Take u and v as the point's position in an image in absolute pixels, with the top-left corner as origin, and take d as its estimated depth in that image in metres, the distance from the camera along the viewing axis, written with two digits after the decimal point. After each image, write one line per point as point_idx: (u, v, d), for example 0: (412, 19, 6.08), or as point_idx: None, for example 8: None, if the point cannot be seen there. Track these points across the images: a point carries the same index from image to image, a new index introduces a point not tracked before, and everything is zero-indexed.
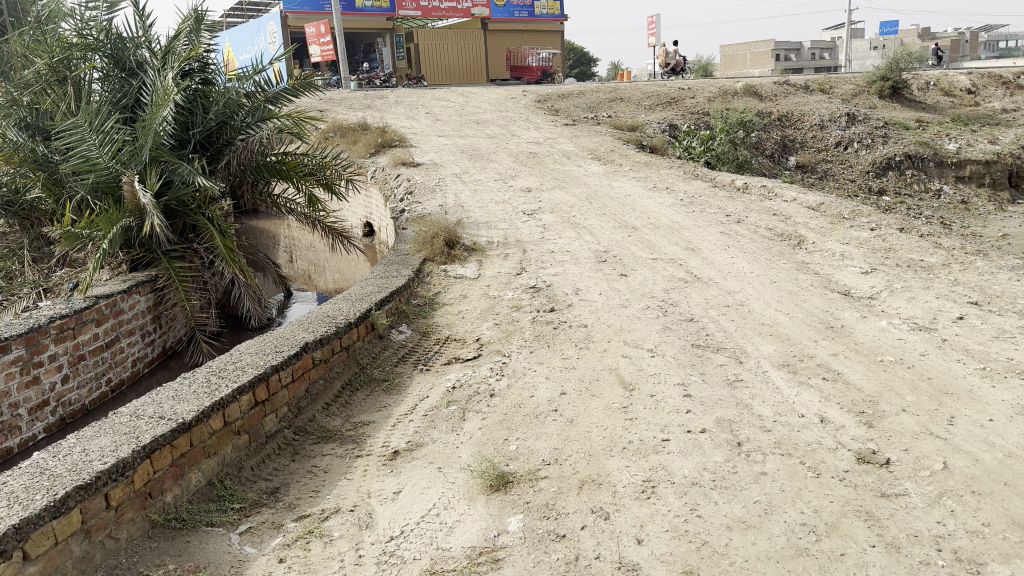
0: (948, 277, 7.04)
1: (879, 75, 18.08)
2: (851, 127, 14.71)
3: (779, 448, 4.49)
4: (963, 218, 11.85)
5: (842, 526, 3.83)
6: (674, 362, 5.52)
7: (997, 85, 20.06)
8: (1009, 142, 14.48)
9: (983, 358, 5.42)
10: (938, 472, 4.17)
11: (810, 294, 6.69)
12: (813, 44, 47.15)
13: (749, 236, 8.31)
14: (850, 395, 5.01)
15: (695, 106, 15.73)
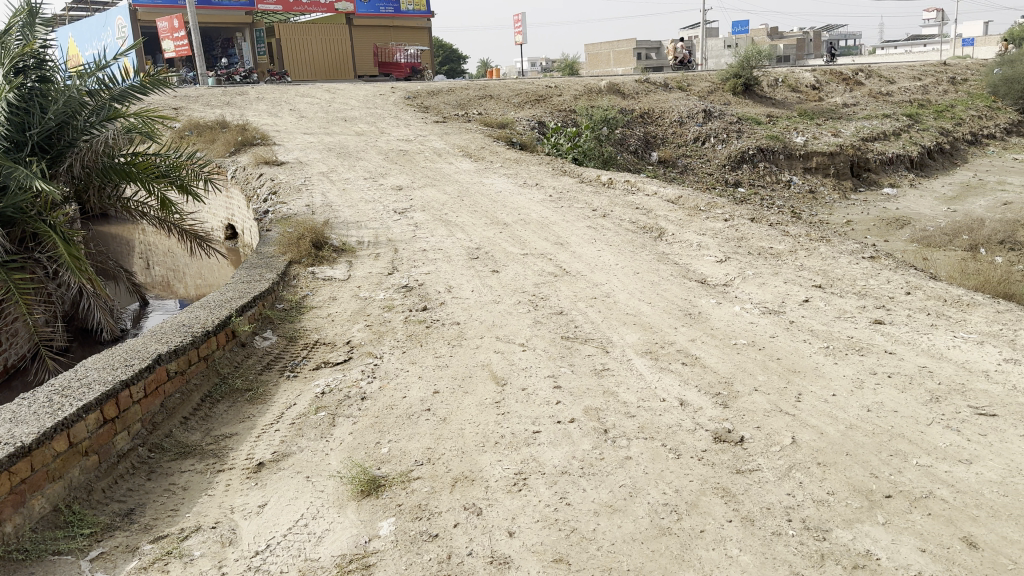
0: (794, 262, 7.52)
1: (731, 73, 19.03)
2: (707, 123, 15.40)
3: (643, 432, 4.64)
4: (812, 207, 12.72)
5: (701, 503, 3.99)
6: (543, 355, 5.60)
7: (837, 81, 21.55)
8: (849, 135, 15.61)
9: (826, 337, 5.81)
10: (787, 447, 4.42)
11: (671, 284, 6.97)
12: (674, 43, 48.96)
13: (613, 229, 8.56)
14: (707, 378, 5.24)
15: (561, 103, 16.04)
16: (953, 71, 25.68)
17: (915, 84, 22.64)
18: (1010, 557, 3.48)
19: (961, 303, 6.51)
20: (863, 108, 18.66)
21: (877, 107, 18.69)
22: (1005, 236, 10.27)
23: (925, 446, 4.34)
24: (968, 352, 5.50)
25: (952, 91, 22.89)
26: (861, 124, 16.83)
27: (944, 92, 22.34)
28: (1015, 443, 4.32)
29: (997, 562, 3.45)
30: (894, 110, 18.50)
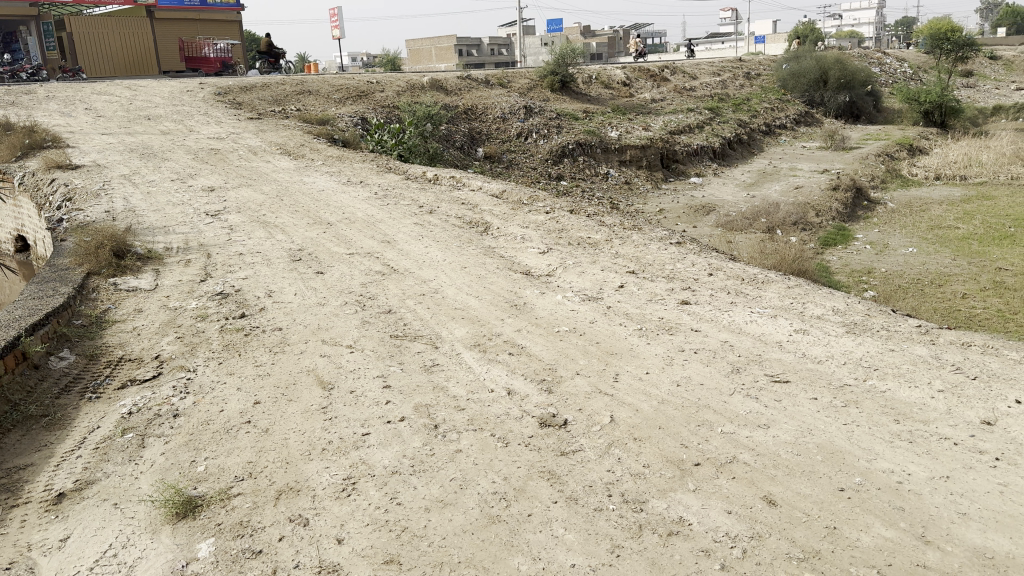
0: (611, 250, 7.92)
1: (548, 70, 19.66)
2: (528, 119, 15.79)
3: (472, 424, 4.71)
4: (628, 198, 13.44)
5: (528, 489, 4.11)
6: (371, 355, 5.55)
7: (646, 78, 22.81)
8: (659, 129, 16.61)
9: (640, 319, 6.16)
10: (607, 426, 4.65)
11: (497, 276, 7.11)
12: (494, 38, 49.62)
13: (439, 224, 8.61)
14: (532, 366, 5.41)
15: (383, 99, 15.88)
16: (746, 66, 27.90)
17: (715, 79, 24.41)
18: (803, 510, 3.83)
19: (757, 281, 7.14)
20: (670, 102, 19.89)
21: (682, 102, 19.97)
22: (794, 218, 11.37)
23: (729, 414, 4.71)
24: (763, 325, 6.03)
25: (747, 86, 24.89)
26: (669, 117, 17.96)
27: (740, 87, 24.26)
28: (805, 405, 4.78)
29: (792, 515, 3.80)
30: (697, 104, 19.86)
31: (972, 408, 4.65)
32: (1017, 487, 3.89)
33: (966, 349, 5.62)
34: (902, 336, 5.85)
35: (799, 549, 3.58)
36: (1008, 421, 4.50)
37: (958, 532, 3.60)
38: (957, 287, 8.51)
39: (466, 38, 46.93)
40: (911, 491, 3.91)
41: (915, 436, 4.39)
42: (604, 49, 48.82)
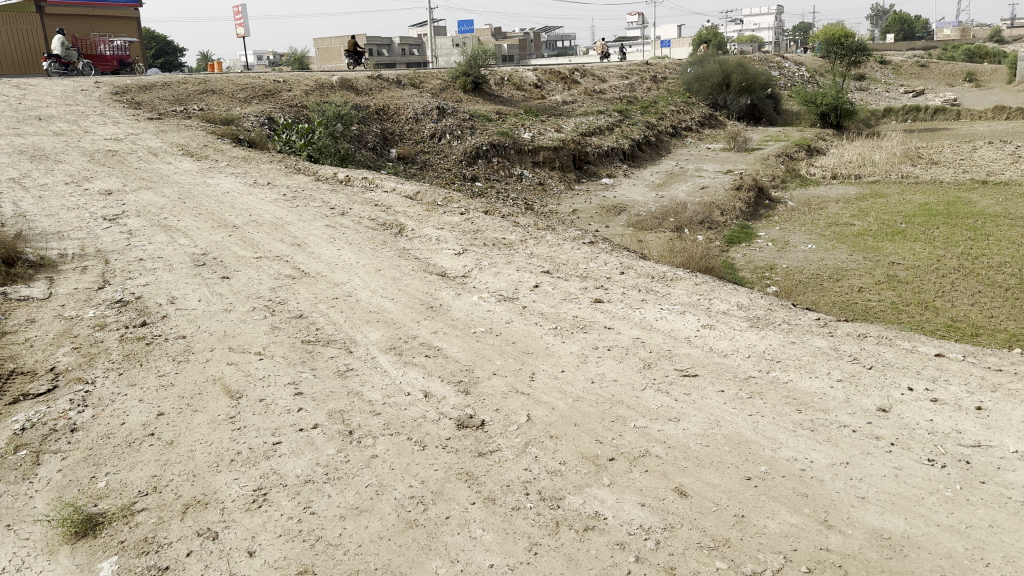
0: (525, 251, 7.98)
1: (460, 71, 19.64)
2: (442, 120, 15.72)
3: (388, 429, 4.67)
4: (543, 199, 13.58)
5: (445, 491, 4.10)
6: (282, 362, 5.42)
7: (557, 80, 23.08)
8: (570, 130, 16.84)
9: (555, 318, 6.23)
10: (523, 425, 4.68)
11: (412, 278, 7.06)
12: (405, 39, 49.17)
13: (352, 227, 8.48)
14: (448, 368, 5.40)
15: (291, 99, 15.52)
16: (653, 70, 28.58)
17: (623, 83, 24.91)
18: (713, 500, 3.96)
19: (667, 278, 7.35)
20: (581, 104, 20.19)
21: (593, 104, 20.31)
22: (702, 217, 11.74)
23: (641, 409, 4.82)
24: (673, 321, 6.20)
25: (655, 89, 25.51)
26: (580, 119, 18.24)
27: (648, 90, 24.84)
28: (713, 398, 4.94)
29: (703, 505, 3.92)
30: (607, 107, 20.23)
31: (868, 397, 4.91)
32: (910, 470, 4.11)
33: (862, 340, 5.93)
34: (803, 329, 6.13)
35: (710, 538, 3.69)
36: (901, 407, 4.77)
37: (857, 514, 3.78)
38: (854, 281, 8.97)
39: (376, 38, 46.27)
40: (814, 478, 4.09)
41: (817, 424, 4.60)
42: (516, 51, 49.06)
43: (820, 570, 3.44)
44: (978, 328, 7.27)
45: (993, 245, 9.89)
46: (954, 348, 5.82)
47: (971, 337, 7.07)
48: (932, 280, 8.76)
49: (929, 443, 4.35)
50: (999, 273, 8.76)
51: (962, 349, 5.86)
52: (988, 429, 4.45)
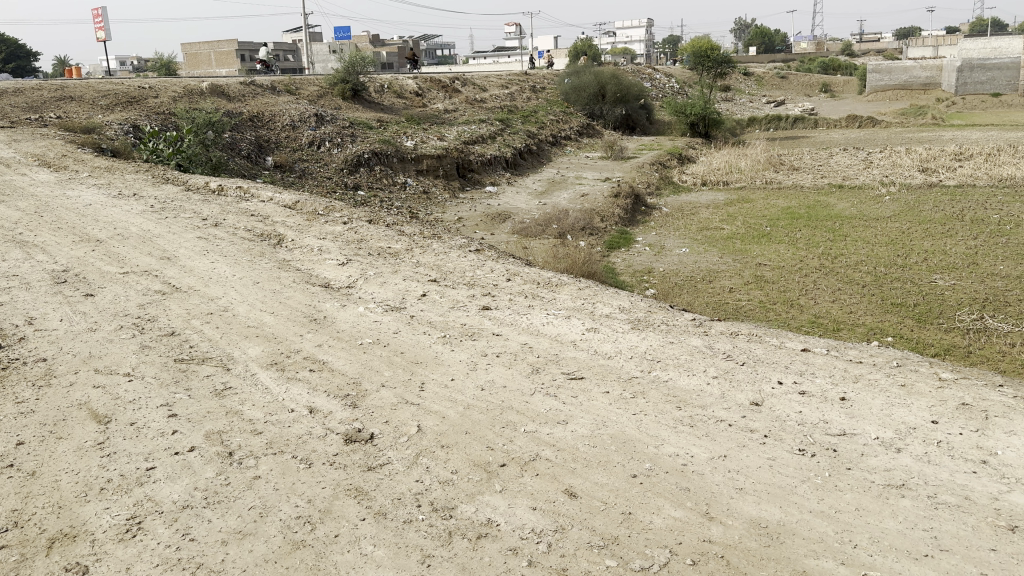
0: (411, 260, 7.92)
1: (338, 78, 19.28)
2: (320, 127, 15.37)
3: (271, 448, 4.50)
4: (427, 208, 13.52)
5: (334, 508, 4.00)
6: (154, 382, 5.13)
7: (437, 88, 23.06)
8: (452, 139, 16.87)
9: (442, 327, 6.22)
10: (414, 436, 4.64)
11: (293, 290, 6.86)
12: (279, 45, 47.79)
13: (227, 239, 8.14)
14: (335, 381, 5.27)
15: (158, 106, 14.75)
16: (532, 79, 29.06)
17: (503, 91, 25.19)
18: (601, 499, 4.05)
19: (551, 284, 7.48)
20: (462, 113, 20.26)
21: (473, 113, 20.42)
22: (583, 223, 12.04)
23: (531, 414, 4.88)
24: (558, 326, 6.32)
25: (533, 98, 25.91)
26: (462, 127, 18.30)
27: (527, 99, 25.23)
28: (598, 399, 5.06)
29: (592, 505, 4.00)
30: (488, 115, 20.39)
31: (742, 391, 5.18)
32: (783, 460, 4.36)
33: (734, 338, 6.26)
34: (681, 329, 6.40)
35: (600, 537, 3.77)
36: (772, 400, 5.06)
37: (736, 505, 3.97)
38: (725, 282, 9.44)
39: (247, 43, 44.66)
40: (695, 472, 4.27)
41: (696, 420, 4.80)
42: (395, 58, 48.53)
43: (704, 561, 3.59)
44: (838, 323, 7.81)
45: (849, 245, 10.66)
46: (818, 343, 6.24)
47: (832, 332, 7.59)
48: (796, 280, 9.34)
49: (799, 433, 4.63)
50: (855, 271, 9.45)
51: (825, 343, 6.29)
52: (851, 418, 4.79)
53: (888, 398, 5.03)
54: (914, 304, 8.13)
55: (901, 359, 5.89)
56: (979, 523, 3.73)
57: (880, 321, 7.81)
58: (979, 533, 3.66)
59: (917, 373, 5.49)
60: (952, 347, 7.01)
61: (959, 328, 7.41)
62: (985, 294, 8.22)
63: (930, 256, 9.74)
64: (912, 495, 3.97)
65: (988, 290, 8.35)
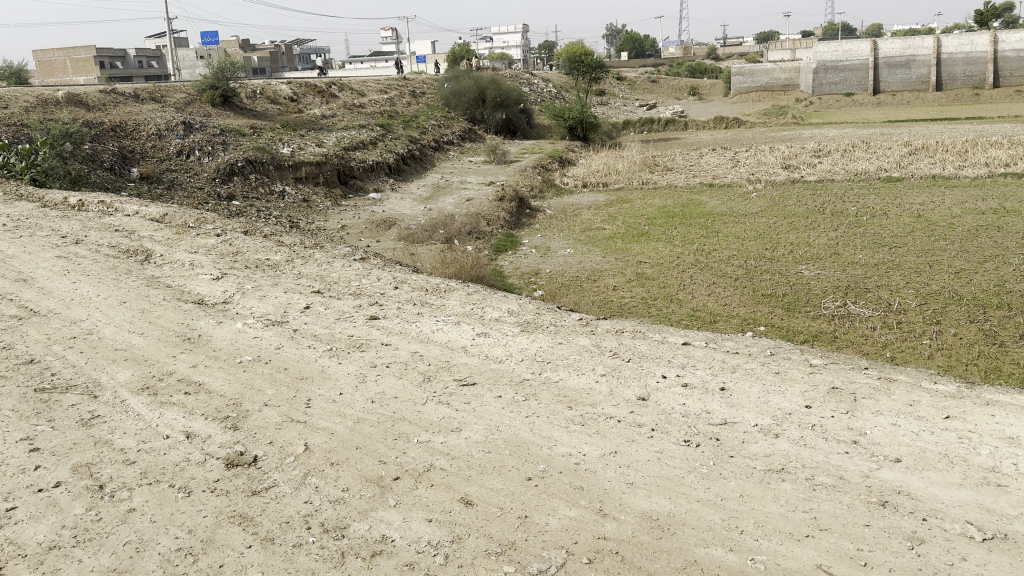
0: (292, 271, 7.63)
1: (207, 84, 18.43)
2: (189, 136, 14.62)
3: (146, 478, 4.20)
4: (308, 217, 13.10)
5: (218, 537, 3.77)
6: (10, 416, 4.68)
7: (313, 93, 22.44)
8: (331, 145, 16.45)
9: (328, 339, 6.01)
10: (301, 455, 4.44)
11: (165, 309, 6.46)
12: (141, 51, 45.28)
13: (90, 257, 7.58)
14: (213, 404, 4.98)
15: (6, 116, 13.61)
16: (411, 84, 28.74)
17: (382, 96, 24.82)
18: (497, 505, 4.01)
19: (439, 290, 7.39)
20: (340, 118, 19.80)
21: (352, 118, 20.00)
22: (469, 227, 12.00)
23: (423, 424, 4.77)
24: (448, 332, 6.24)
25: (413, 102, 25.62)
26: (341, 133, 17.88)
27: (407, 104, 24.95)
28: (491, 404, 5.02)
29: (488, 512, 3.95)
30: (368, 120, 20.04)
31: (629, 387, 5.27)
32: (670, 452, 4.46)
33: (620, 335, 6.37)
34: (569, 329, 6.46)
35: (497, 544, 3.73)
36: (658, 394, 5.18)
37: (628, 500, 4.02)
38: (609, 281, 9.65)
39: (106, 49, 42.07)
40: (587, 470, 4.30)
41: (586, 419, 4.84)
42: (267, 63, 46.87)
43: (600, 559, 3.61)
44: (714, 316, 8.12)
45: (721, 241, 11.12)
46: (698, 336, 6.45)
47: (710, 324, 7.88)
48: (674, 276, 9.66)
49: (684, 425, 4.76)
50: (727, 265, 9.88)
51: (704, 336, 6.50)
52: (732, 407, 4.96)
53: (764, 386, 5.26)
54: (783, 294, 8.56)
55: (775, 348, 6.17)
56: (853, 501, 3.93)
57: (753, 311, 8.18)
58: (853, 510, 3.86)
59: (789, 361, 5.77)
60: (819, 333, 7.42)
61: (824, 315, 7.86)
62: (847, 282, 8.76)
63: (796, 249, 10.30)
64: (791, 478, 4.15)
65: (849, 278, 8.90)
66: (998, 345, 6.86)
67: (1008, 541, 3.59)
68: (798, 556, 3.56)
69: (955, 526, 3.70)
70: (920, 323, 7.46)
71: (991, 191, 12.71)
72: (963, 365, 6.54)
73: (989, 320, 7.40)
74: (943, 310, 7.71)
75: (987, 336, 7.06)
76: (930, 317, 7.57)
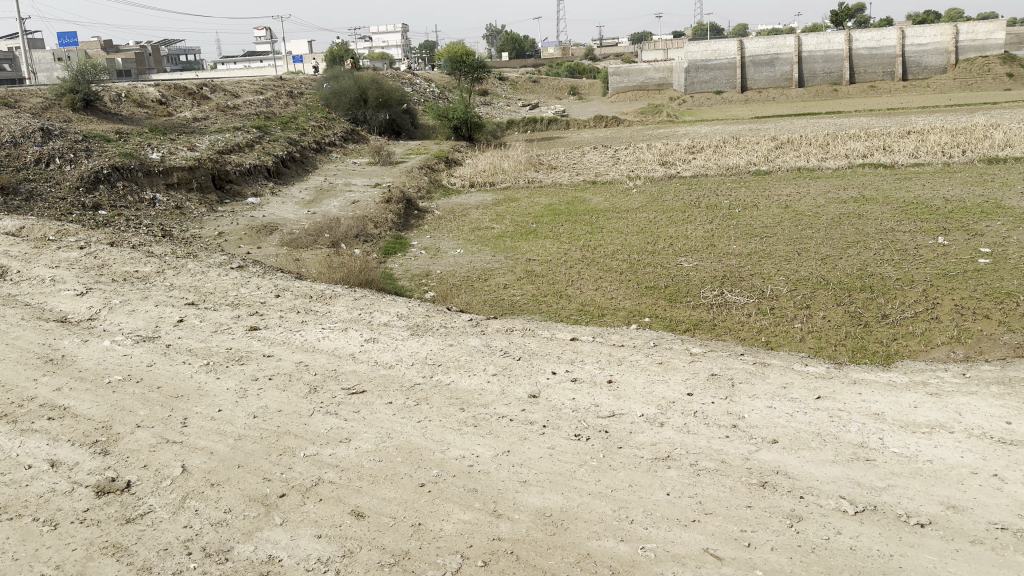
0: (164, 283, 7.23)
1: (66, 87, 17.21)
2: (48, 142, 13.55)
3: (5, 514, 3.86)
4: (182, 225, 12.47)
5: (89, 571, 3.50)
6: None
7: (184, 96, 21.38)
8: (205, 149, 15.73)
9: (205, 354, 5.71)
10: (178, 478, 4.19)
11: (23, 329, 5.97)
12: None
13: None
14: (80, 428, 4.63)
15: None
16: (288, 84, 27.88)
17: (259, 97, 23.94)
18: (389, 514, 3.91)
19: (324, 296, 7.19)
20: (214, 121, 18.97)
21: (227, 121, 19.20)
22: (356, 230, 11.76)
23: (309, 436, 4.60)
24: (334, 340, 6.06)
25: (292, 103, 24.85)
26: (215, 137, 17.13)
27: (285, 105, 24.18)
28: (381, 411, 4.91)
29: (380, 522, 3.85)
30: (244, 123, 19.28)
31: (520, 385, 5.28)
32: (561, 447, 4.49)
33: (510, 334, 6.38)
34: (459, 330, 6.41)
35: (390, 554, 3.64)
36: (548, 391, 5.21)
37: (521, 498, 4.02)
38: (499, 279, 9.67)
39: None
40: (481, 471, 4.26)
41: (479, 420, 4.81)
42: (132, 65, 44.31)
43: (495, 560, 3.58)
44: (602, 309, 8.28)
45: (606, 236, 11.37)
46: (585, 330, 6.54)
47: (598, 318, 8.03)
48: (563, 272, 9.79)
49: (574, 419, 4.80)
50: (612, 259, 10.11)
51: (591, 330, 6.60)
52: (619, 399, 5.06)
53: (649, 376, 5.40)
54: (665, 286, 8.83)
55: (658, 338, 6.33)
56: (735, 483, 4.07)
57: (638, 303, 8.40)
58: (736, 492, 4.00)
59: (671, 351, 5.93)
60: (700, 322, 7.70)
61: (704, 303, 8.16)
62: (723, 272, 9.14)
63: (675, 241, 10.66)
64: (677, 465, 4.26)
65: (725, 268, 9.29)
66: (863, 325, 7.32)
67: (877, 511, 3.80)
68: (686, 541, 3.65)
69: (829, 501, 3.89)
70: (791, 308, 7.86)
71: (849, 181, 13.57)
72: (832, 345, 6.94)
73: (854, 302, 7.89)
74: (812, 295, 8.16)
75: (852, 317, 7.52)
76: (800, 302, 7.99)
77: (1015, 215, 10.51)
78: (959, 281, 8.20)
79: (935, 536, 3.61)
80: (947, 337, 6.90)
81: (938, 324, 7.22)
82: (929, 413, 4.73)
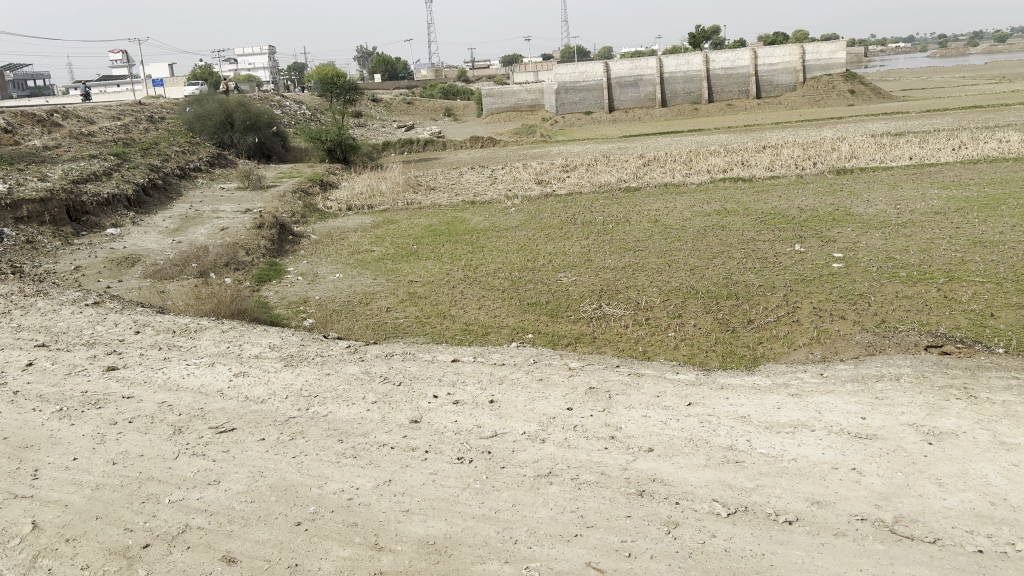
0: (9, 325, 6.67)
1: None
2: None
3: None
4: (34, 260, 11.57)
5: None
6: None
7: (31, 122, 19.94)
8: (57, 178, 14.72)
9: (57, 399, 5.28)
10: (27, 536, 3.85)
11: None
12: None
13: None
14: None
15: None
16: (148, 109, 26.55)
17: (116, 123, 22.68)
18: (264, 557, 3.72)
19: (189, 330, 6.83)
20: (66, 149, 17.79)
21: (81, 148, 18.08)
22: (226, 259, 11.30)
23: (175, 480, 4.33)
24: (201, 376, 5.76)
25: (153, 129, 23.70)
26: (68, 165, 16.07)
27: (145, 131, 23.02)
28: (253, 449, 4.69)
29: (254, 566, 3.66)
30: (100, 150, 18.19)
31: (400, 412, 5.18)
32: (444, 472, 4.43)
33: (389, 359, 6.28)
34: (336, 358, 6.24)
35: None
36: (430, 415, 5.14)
37: (403, 529, 3.92)
38: (381, 302, 9.51)
39: None
40: (360, 504, 4.13)
41: (359, 450, 4.67)
42: None
43: None
44: (485, 328, 8.29)
45: (486, 255, 11.43)
46: (465, 351, 6.52)
47: (482, 337, 8.02)
48: (444, 292, 9.76)
49: (456, 442, 4.75)
50: (494, 278, 10.17)
51: (472, 350, 6.58)
52: (501, 418, 5.05)
53: (529, 394, 5.42)
54: (546, 302, 8.95)
55: (537, 355, 6.38)
56: (614, 494, 4.14)
57: (520, 320, 8.47)
58: (615, 503, 4.06)
59: (551, 366, 6.00)
60: (581, 335, 7.84)
61: (583, 317, 8.32)
62: (601, 285, 9.37)
63: (553, 258, 10.83)
64: (558, 481, 4.28)
65: (602, 281, 9.54)
66: (731, 331, 7.66)
67: (748, 512, 3.95)
68: (569, 557, 3.66)
69: (703, 505, 4.01)
70: (665, 317, 8.14)
71: (713, 195, 14.27)
72: (704, 352, 7.22)
73: (722, 309, 8.25)
74: (683, 304, 8.46)
75: (721, 323, 7.86)
76: (673, 310, 8.30)
77: (863, 221, 11.32)
78: (816, 285, 8.73)
79: (802, 532, 3.78)
80: (808, 339, 7.33)
81: (799, 327, 7.65)
82: (791, 413, 4.98)
